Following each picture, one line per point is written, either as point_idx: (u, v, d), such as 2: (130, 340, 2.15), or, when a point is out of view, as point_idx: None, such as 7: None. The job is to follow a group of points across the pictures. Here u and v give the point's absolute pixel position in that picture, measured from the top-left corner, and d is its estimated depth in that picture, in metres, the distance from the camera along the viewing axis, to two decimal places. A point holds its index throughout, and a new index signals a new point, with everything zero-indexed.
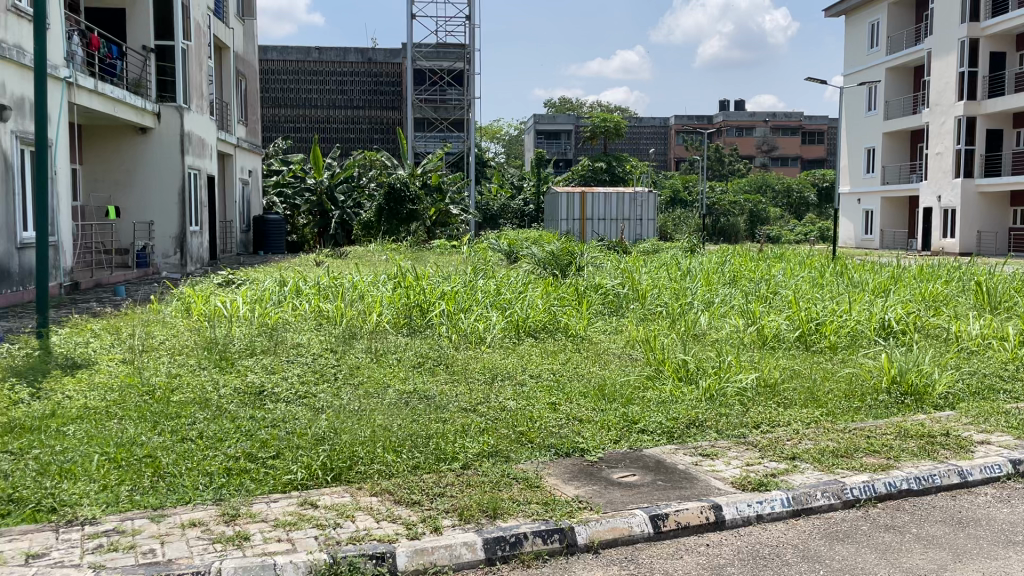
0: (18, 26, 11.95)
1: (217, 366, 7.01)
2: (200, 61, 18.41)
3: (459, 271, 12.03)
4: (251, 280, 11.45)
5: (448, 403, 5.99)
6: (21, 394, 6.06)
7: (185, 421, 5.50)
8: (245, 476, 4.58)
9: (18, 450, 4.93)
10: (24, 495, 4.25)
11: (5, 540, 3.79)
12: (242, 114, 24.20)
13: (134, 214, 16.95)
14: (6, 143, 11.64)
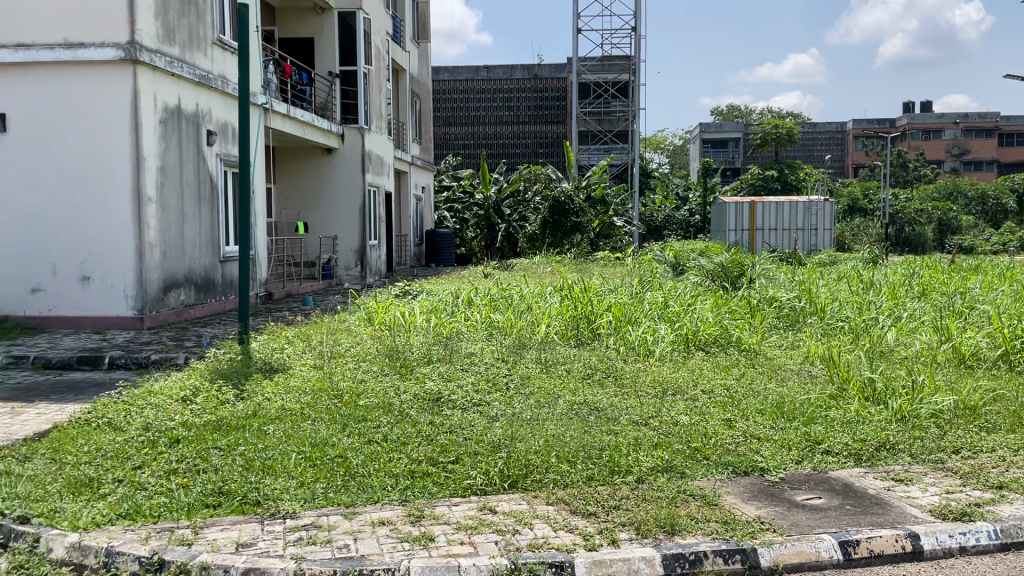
0: (223, 58, 13.16)
1: (398, 373, 7.36)
2: (379, 85, 19.46)
3: (626, 283, 11.98)
4: (426, 291, 11.93)
5: (620, 415, 5.98)
6: (228, 395, 6.64)
7: (371, 425, 5.82)
8: (428, 479, 4.77)
9: (227, 446, 5.40)
10: (233, 488, 4.64)
11: (218, 529, 4.15)
12: (416, 133, 25.34)
13: (320, 229, 18.12)
14: (212, 165, 12.81)
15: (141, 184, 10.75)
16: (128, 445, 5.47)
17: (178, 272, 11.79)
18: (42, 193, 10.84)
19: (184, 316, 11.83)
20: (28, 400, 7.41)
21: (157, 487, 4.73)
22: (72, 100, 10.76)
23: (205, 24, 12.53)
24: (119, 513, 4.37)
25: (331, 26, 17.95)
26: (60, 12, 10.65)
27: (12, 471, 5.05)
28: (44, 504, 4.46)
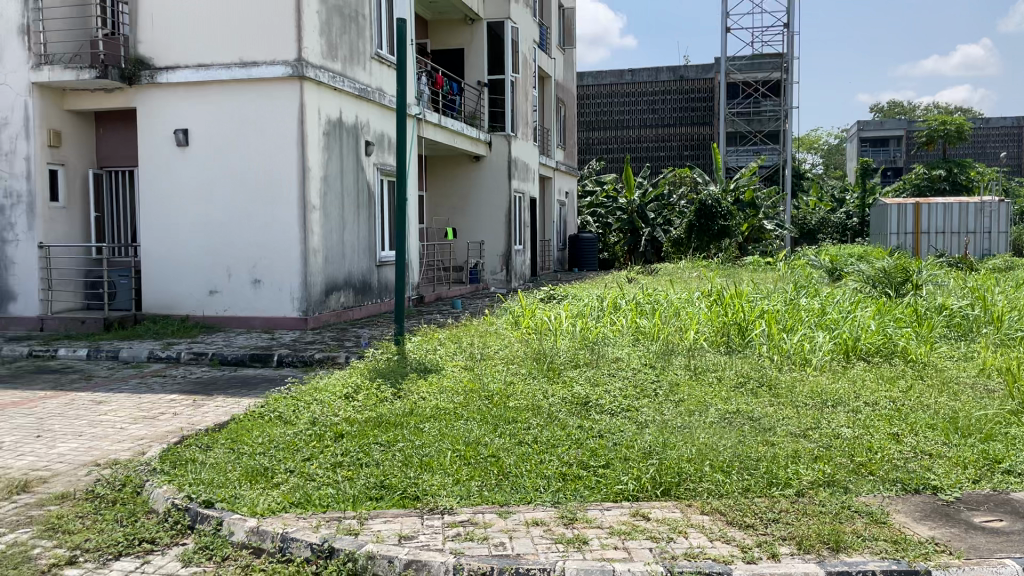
0: (380, 71, 13.76)
1: (546, 376, 7.44)
2: (525, 92, 19.75)
3: (778, 289, 11.56)
4: (572, 295, 11.99)
5: (777, 426, 5.79)
6: (386, 394, 6.95)
7: (522, 426, 5.91)
8: (579, 482, 4.81)
9: (387, 442, 5.65)
10: (394, 482, 4.86)
11: (382, 521, 4.35)
12: (560, 139, 25.50)
13: (467, 234, 18.60)
14: (370, 174, 13.44)
15: (305, 193, 11.44)
16: (298, 438, 5.83)
17: (339, 275, 12.45)
18: (219, 201, 11.72)
19: (343, 317, 12.47)
20: (207, 393, 8.04)
21: (324, 479, 5.01)
22: (246, 115, 11.58)
23: (364, 39, 13.16)
24: (292, 501, 4.66)
25: (480, 37, 18.40)
26: (234, 33, 11.48)
27: (197, 458, 5.50)
28: (226, 490, 4.83)
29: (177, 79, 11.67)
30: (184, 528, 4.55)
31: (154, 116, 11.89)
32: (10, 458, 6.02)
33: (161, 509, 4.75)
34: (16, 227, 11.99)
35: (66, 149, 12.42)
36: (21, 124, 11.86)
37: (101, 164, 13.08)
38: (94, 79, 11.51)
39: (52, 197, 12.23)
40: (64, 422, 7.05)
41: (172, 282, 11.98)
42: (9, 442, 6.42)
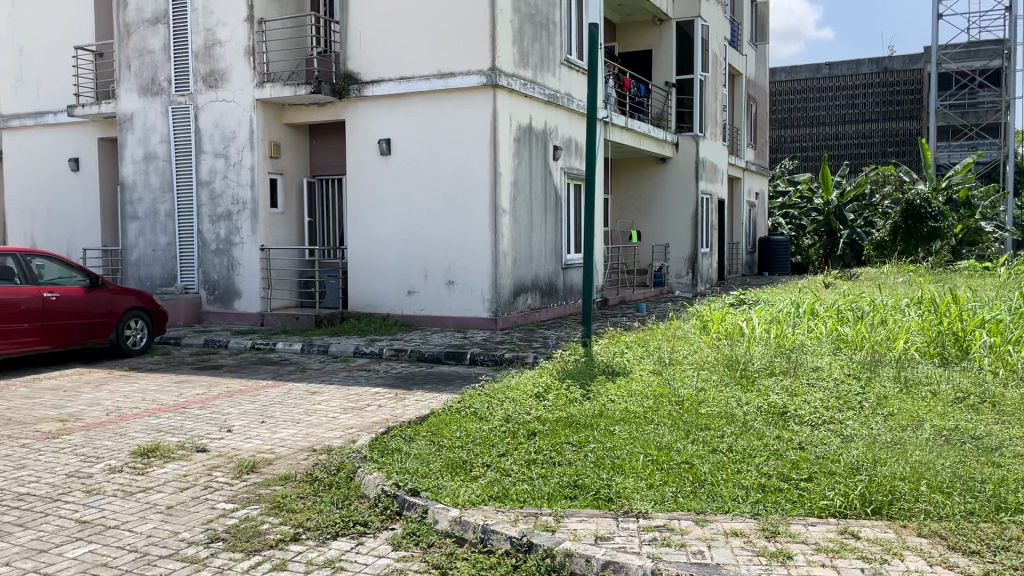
0: (569, 76, 13.94)
1: (739, 384, 7.23)
2: (715, 91, 19.27)
3: (1003, 297, 10.52)
4: (764, 300, 11.56)
5: (1003, 446, 5.29)
6: (576, 394, 7.04)
7: (716, 434, 5.79)
8: (780, 495, 4.64)
9: (579, 442, 5.72)
10: (587, 483, 4.91)
11: (577, 520, 4.42)
12: (751, 137, 24.68)
13: (653, 237, 18.42)
14: (557, 178, 13.65)
15: (497, 198, 11.80)
16: (493, 434, 6.03)
17: (527, 277, 12.75)
18: (417, 206, 12.35)
19: (531, 318, 12.76)
20: (407, 388, 8.50)
21: (519, 475, 5.16)
22: (442, 124, 12.11)
23: (555, 45, 13.39)
24: (490, 495, 4.83)
25: (669, 38, 18.21)
26: (433, 45, 12.06)
27: (402, 448, 5.84)
28: (429, 479, 5.09)
29: (381, 91, 12.43)
30: (393, 514, 4.85)
31: (360, 127, 12.74)
32: (240, 440, 6.67)
33: (372, 494, 5.09)
34: (242, 231, 13.25)
35: (284, 160, 13.58)
36: (246, 137, 13.07)
37: (314, 173, 14.19)
38: (309, 94, 12.48)
39: (272, 204, 13.41)
40: (284, 409, 7.72)
41: (373, 282, 12.78)
42: (238, 426, 7.12)
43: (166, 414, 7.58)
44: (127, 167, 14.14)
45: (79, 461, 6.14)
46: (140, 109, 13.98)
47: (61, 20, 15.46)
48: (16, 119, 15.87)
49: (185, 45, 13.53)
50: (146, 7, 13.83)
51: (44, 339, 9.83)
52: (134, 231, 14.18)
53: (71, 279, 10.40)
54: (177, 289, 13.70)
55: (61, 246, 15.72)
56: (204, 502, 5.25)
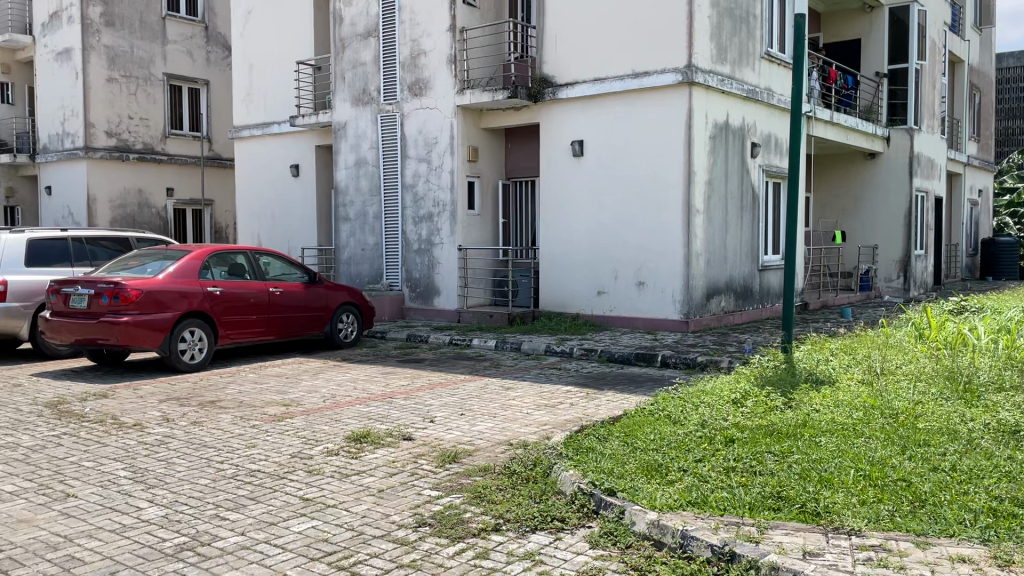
0: (770, 70, 13.40)
1: (962, 399, 6.64)
2: (933, 80, 17.86)
3: None
4: (990, 308, 10.53)
5: None
6: (777, 402, 6.76)
7: (936, 451, 5.35)
8: (1015, 521, 4.22)
9: (782, 452, 5.50)
10: (791, 495, 4.71)
11: (783, 533, 4.24)
12: (973, 130, 22.54)
13: (860, 238, 17.33)
14: (755, 177, 13.18)
15: (691, 198, 11.58)
16: (689, 439, 5.92)
17: (721, 279, 12.41)
18: (609, 207, 12.36)
19: (725, 321, 12.42)
20: (599, 388, 8.53)
21: (718, 482, 5.02)
22: (636, 124, 12.04)
23: (755, 39, 12.94)
24: (689, 500, 4.75)
25: (881, 26, 17.06)
26: (629, 45, 12.02)
27: (597, 448, 5.87)
28: (626, 480, 5.09)
29: (575, 93, 12.56)
30: (590, 512, 4.89)
31: (555, 130, 12.94)
32: (442, 431, 6.99)
33: (568, 491, 5.16)
34: (442, 232, 13.86)
35: (481, 163, 14.08)
36: (447, 142, 13.67)
37: (510, 175, 14.59)
38: (506, 99, 12.84)
39: (469, 206, 13.94)
40: (481, 403, 8.00)
41: (565, 282, 12.94)
42: (440, 417, 7.45)
43: (374, 403, 8.09)
44: (340, 172, 15.22)
45: (301, 443, 6.69)
46: (352, 118, 15.00)
47: (285, 37, 16.89)
48: (247, 130, 17.55)
49: (393, 56, 14.36)
50: (359, 22, 14.81)
51: (269, 330, 10.78)
52: (346, 231, 15.24)
53: (292, 275, 11.33)
54: (383, 286, 14.59)
55: (283, 246, 17.22)
56: (411, 487, 5.55)
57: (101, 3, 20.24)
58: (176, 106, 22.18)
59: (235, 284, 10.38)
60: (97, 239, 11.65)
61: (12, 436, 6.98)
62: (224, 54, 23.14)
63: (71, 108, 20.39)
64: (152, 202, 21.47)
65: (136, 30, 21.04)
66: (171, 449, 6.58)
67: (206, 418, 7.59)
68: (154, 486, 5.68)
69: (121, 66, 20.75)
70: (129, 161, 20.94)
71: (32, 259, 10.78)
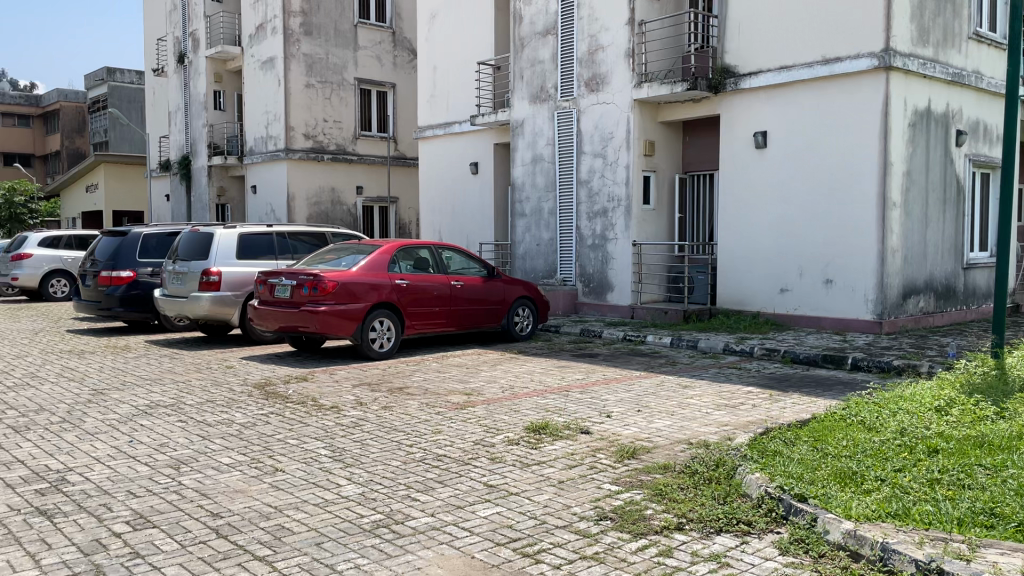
0: (978, 52, 12.31)
1: None
2: None
3: None
4: None
5: None
6: (987, 412, 6.22)
7: None
8: None
9: (994, 466, 5.06)
10: (1007, 513, 4.32)
11: (999, 552, 3.89)
12: None
13: None
14: (960, 167, 12.18)
15: (886, 191, 10.84)
16: (887, 447, 5.57)
17: (919, 278, 11.57)
18: (795, 201, 11.84)
19: (922, 323, 11.58)
20: (783, 390, 8.20)
21: (921, 494, 4.69)
22: (827, 112, 11.43)
23: (961, 19, 11.94)
24: (889, 511, 4.47)
25: None
26: (818, 31, 11.45)
27: (783, 451, 5.65)
28: (817, 487, 4.86)
29: (759, 83, 12.14)
30: (778, 517, 4.72)
31: (738, 122, 12.57)
32: (620, 426, 6.98)
33: (755, 495, 5.00)
34: (616, 228, 13.82)
35: (658, 157, 13.90)
36: (623, 137, 13.60)
37: (686, 169, 14.32)
38: (686, 91, 12.63)
39: (645, 201, 13.81)
40: (658, 400, 7.92)
41: (745, 280, 12.56)
42: (617, 412, 7.45)
43: (552, 395, 8.21)
44: (517, 169, 15.53)
45: (483, 431, 6.90)
46: (530, 115, 15.26)
47: (467, 38, 17.44)
48: (430, 130, 18.31)
49: (571, 53, 14.46)
50: (538, 21, 15.04)
51: (449, 322, 11.19)
52: (522, 227, 15.54)
53: (471, 270, 11.70)
54: (556, 281, 14.76)
55: (461, 240, 17.83)
56: (591, 481, 5.59)
57: (301, 14, 21.77)
58: (365, 108, 23.48)
59: (419, 277, 10.85)
60: (298, 234, 12.58)
61: (227, 413, 7.69)
62: (409, 57, 24.18)
63: (273, 113, 22.09)
64: (343, 200, 22.99)
65: (331, 39, 22.46)
66: (364, 431, 7.00)
67: (395, 403, 8.01)
68: (351, 465, 6.07)
69: (318, 73, 22.22)
70: (323, 161, 22.44)
71: (242, 252, 11.81)
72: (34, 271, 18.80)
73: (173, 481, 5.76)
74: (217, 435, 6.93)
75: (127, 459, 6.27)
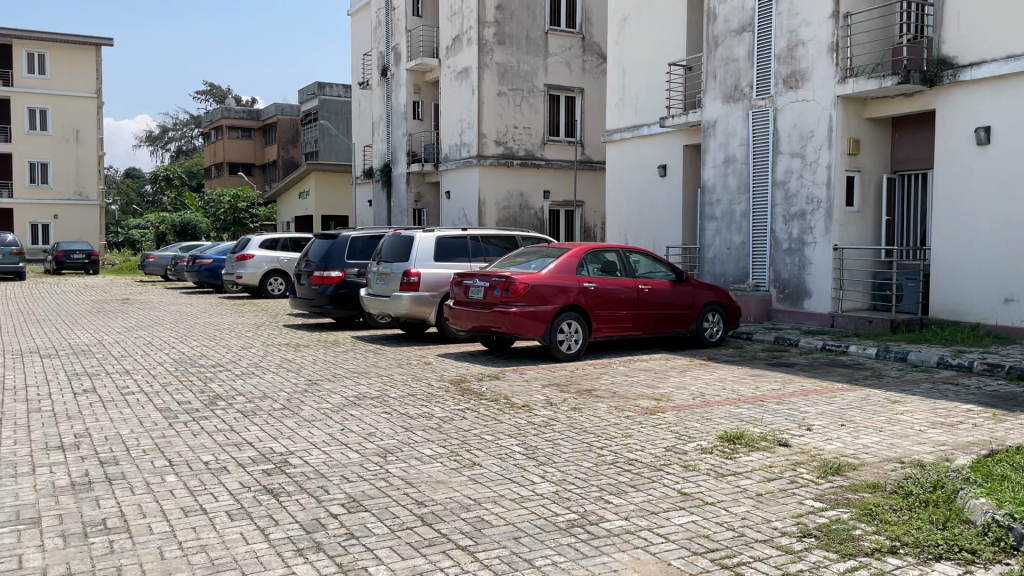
0: None
1: None
2: None
3: None
4: None
5: None
6: None
7: None
8: None
9: None
10: None
11: None
12: None
13: None
14: None
15: None
16: None
17: None
18: (1020, 201, 10.79)
19: None
20: (1009, 409, 7.48)
21: None
22: None
23: None
24: None
25: None
26: None
27: (1011, 476, 5.14)
28: None
29: (980, 74, 11.16)
30: (1008, 547, 4.33)
31: (956, 117, 11.63)
32: (822, 440, 6.65)
33: (980, 521, 4.59)
34: (816, 231, 13.18)
35: (864, 156, 13.10)
36: (825, 136, 12.95)
37: (895, 168, 13.41)
38: (896, 85, 11.82)
39: (847, 203, 13.06)
40: (864, 415, 7.46)
41: (962, 286, 11.58)
42: (817, 426, 7.10)
43: (746, 405, 7.96)
44: (708, 171, 15.17)
45: (674, 437, 6.81)
46: (723, 115, 14.88)
47: (659, 39, 17.26)
48: (618, 134, 18.30)
49: (769, 50, 13.94)
50: (734, 18, 14.61)
51: (637, 325, 11.13)
52: (712, 230, 15.18)
53: (660, 273, 11.56)
54: (749, 286, 14.24)
55: (648, 243, 17.66)
56: (792, 495, 5.36)
57: (494, 24, 22.48)
58: (554, 113, 23.84)
59: (608, 280, 10.88)
60: (490, 237, 13.01)
61: (427, 407, 8.10)
62: (598, 62, 24.27)
63: (467, 121, 22.95)
64: (531, 204, 23.50)
65: (523, 46, 23.01)
66: (556, 431, 7.12)
67: (584, 405, 8.09)
68: (545, 463, 6.19)
69: (509, 80, 22.83)
70: (513, 167, 23.04)
71: (439, 255, 12.38)
72: (256, 270, 20.67)
73: (381, 468, 6.14)
74: (420, 427, 7.31)
75: (340, 446, 6.77)
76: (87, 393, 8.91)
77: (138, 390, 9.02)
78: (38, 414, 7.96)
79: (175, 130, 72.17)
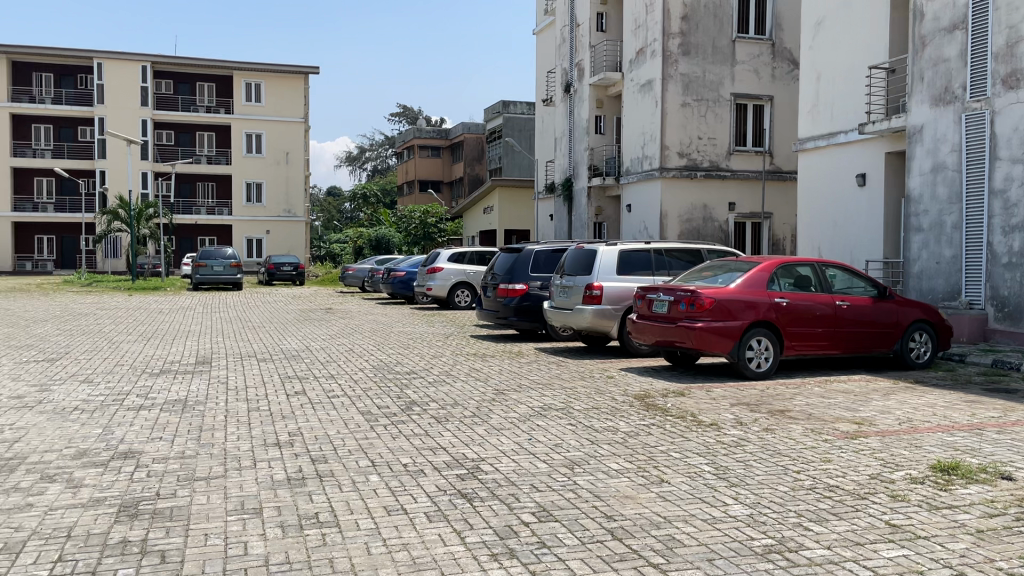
0: None
1: None
2: None
3: None
4: None
5: None
6: None
7: None
8: None
9: None
10: None
11: None
12: None
13: None
14: None
15: None
16: None
17: None
18: None
19: None
20: None
21: None
22: None
23: None
24: None
25: None
26: None
27: None
28: None
29: None
30: None
31: None
32: None
33: None
34: None
35: None
36: None
37: None
38: None
39: None
40: None
41: None
42: None
43: (961, 433, 7.33)
44: (914, 180, 14.15)
45: (879, 465, 6.39)
46: (931, 119, 13.84)
47: (858, 41, 16.35)
48: (812, 142, 17.47)
49: (984, 48, 12.84)
50: (944, 15, 13.57)
51: (834, 344, 10.55)
52: (918, 243, 14.13)
53: (858, 288, 10.91)
54: (962, 304, 13.12)
55: (844, 256, 16.73)
56: (1020, 535, 4.87)
57: (680, 35, 22.24)
58: (741, 123, 23.17)
59: (801, 295, 10.42)
60: (672, 251, 12.83)
61: (612, 421, 8.11)
62: (790, 68, 23.32)
63: (650, 134, 22.80)
64: (715, 216, 22.93)
65: (709, 56, 22.53)
66: (747, 452, 6.89)
67: (777, 426, 7.77)
68: (737, 485, 6.01)
69: (694, 91, 22.47)
70: (697, 179, 22.62)
71: (621, 268, 12.36)
72: (444, 283, 21.56)
73: (569, 479, 6.22)
74: (606, 441, 7.33)
75: (528, 455, 6.93)
76: (299, 395, 9.69)
77: (342, 394, 9.68)
78: (258, 413, 8.74)
79: (371, 151, 76.80)
